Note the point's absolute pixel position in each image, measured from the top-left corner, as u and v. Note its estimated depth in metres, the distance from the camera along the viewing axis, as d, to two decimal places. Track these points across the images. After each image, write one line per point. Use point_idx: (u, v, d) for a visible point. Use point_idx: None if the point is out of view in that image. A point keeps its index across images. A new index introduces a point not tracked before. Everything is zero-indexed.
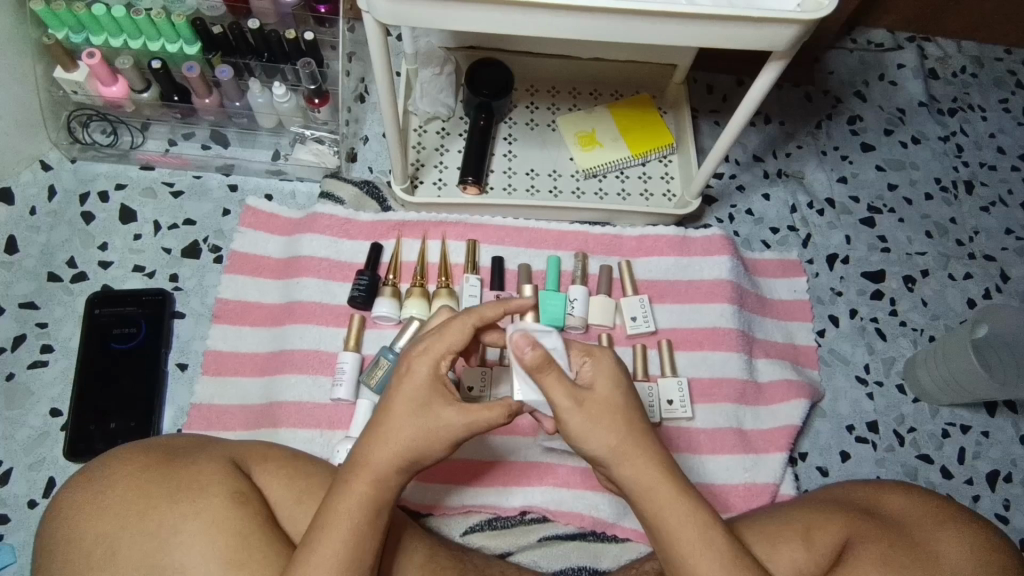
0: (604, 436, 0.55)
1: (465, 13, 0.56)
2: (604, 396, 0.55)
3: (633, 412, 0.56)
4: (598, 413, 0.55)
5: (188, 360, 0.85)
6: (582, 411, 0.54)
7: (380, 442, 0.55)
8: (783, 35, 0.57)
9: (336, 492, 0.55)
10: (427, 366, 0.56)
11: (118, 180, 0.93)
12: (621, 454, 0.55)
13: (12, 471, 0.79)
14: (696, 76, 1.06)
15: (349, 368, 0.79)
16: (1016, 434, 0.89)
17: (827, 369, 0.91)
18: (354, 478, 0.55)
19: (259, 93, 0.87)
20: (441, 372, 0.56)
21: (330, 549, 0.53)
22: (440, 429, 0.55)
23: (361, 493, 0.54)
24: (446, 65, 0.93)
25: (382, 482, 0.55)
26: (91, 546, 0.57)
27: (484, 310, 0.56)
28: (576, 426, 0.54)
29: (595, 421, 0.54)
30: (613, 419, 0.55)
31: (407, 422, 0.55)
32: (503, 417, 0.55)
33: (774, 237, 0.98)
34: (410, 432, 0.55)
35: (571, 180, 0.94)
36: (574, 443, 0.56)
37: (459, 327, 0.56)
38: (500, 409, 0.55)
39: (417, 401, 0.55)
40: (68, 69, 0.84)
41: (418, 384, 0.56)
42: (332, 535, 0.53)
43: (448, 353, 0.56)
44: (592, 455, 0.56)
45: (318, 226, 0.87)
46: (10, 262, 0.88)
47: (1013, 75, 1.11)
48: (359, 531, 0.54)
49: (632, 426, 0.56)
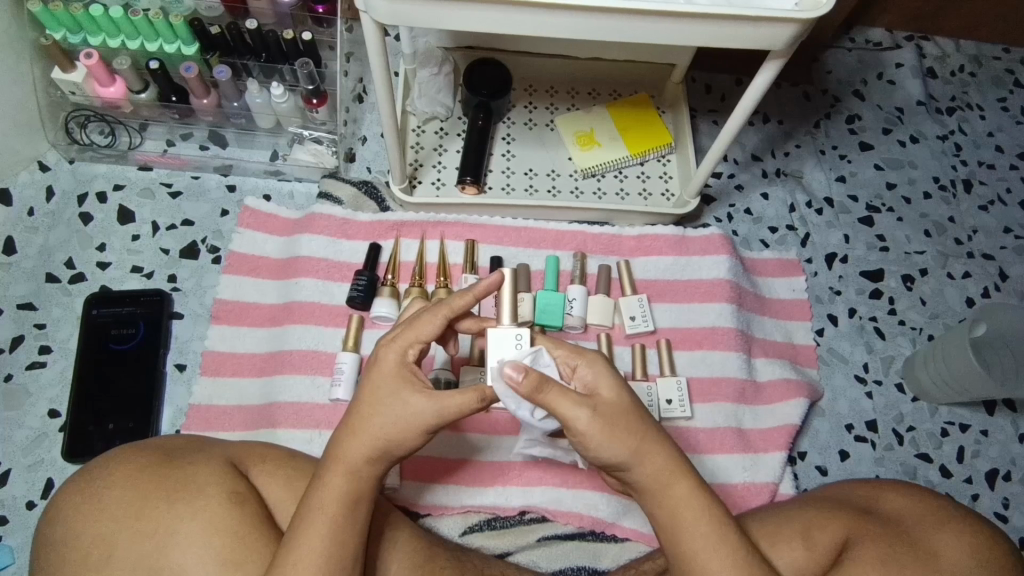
0: (622, 441, 0.53)
1: (461, 13, 0.56)
2: (613, 399, 0.54)
3: (642, 410, 0.55)
4: (613, 418, 0.53)
5: (186, 361, 0.85)
6: (599, 420, 0.52)
7: (352, 434, 0.55)
8: (781, 34, 0.57)
9: (314, 487, 0.55)
10: (395, 354, 0.56)
11: (115, 181, 0.93)
12: (638, 456, 0.54)
13: (10, 472, 0.79)
14: (695, 76, 1.06)
15: (348, 369, 0.78)
16: (1015, 433, 0.89)
17: (826, 369, 0.91)
18: (332, 473, 0.55)
19: (256, 93, 0.87)
20: (410, 361, 0.56)
21: (313, 543, 0.53)
22: (408, 418, 0.54)
23: (339, 487, 0.54)
24: (444, 65, 0.93)
25: (361, 475, 0.55)
26: (87, 547, 0.57)
27: (455, 299, 0.56)
28: (594, 434, 0.52)
29: (610, 426, 0.53)
30: (627, 421, 0.54)
31: (375, 412, 0.55)
32: (473, 403, 0.54)
33: (772, 236, 0.98)
34: (380, 423, 0.55)
35: (569, 180, 0.94)
36: (591, 453, 0.54)
37: (430, 318, 0.56)
38: (472, 395, 0.54)
39: (385, 391, 0.55)
40: (65, 70, 0.84)
41: (386, 375, 0.55)
42: (314, 529, 0.54)
43: (417, 341, 0.56)
44: (608, 461, 0.54)
45: (317, 226, 0.87)
46: (7, 263, 0.88)
47: (1011, 74, 1.11)
48: (340, 526, 0.54)
49: (645, 427, 0.55)
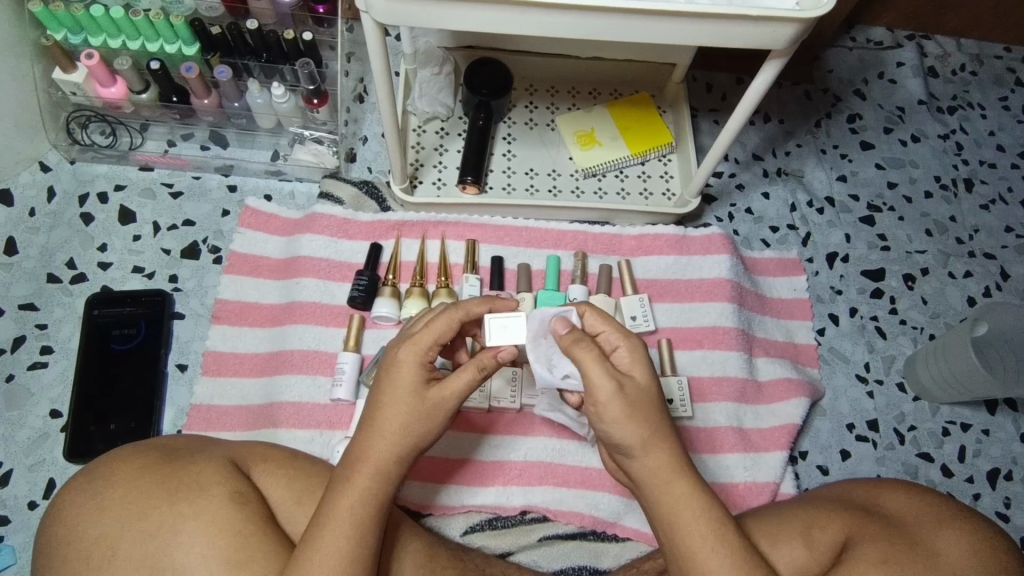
0: (638, 425, 0.55)
1: (460, 12, 0.56)
2: (641, 383, 0.56)
3: (662, 404, 0.57)
4: (635, 400, 0.55)
5: (187, 361, 0.85)
6: (623, 397, 0.54)
7: (372, 434, 0.56)
8: (781, 34, 0.57)
9: (337, 488, 0.55)
10: (413, 356, 0.56)
11: (117, 181, 0.93)
12: (646, 444, 0.55)
13: (12, 472, 0.79)
14: (697, 75, 1.06)
15: (349, 369, 0.79)
16: (1016, 432, 0.89)
17: (827, 368, 0.91)
18: (355, 473, 0.55)
19: (257, 93, 0.87)
20: (428, 361, 0.57)
21: (335, 544, 0.53)
22: (430, 410, 0.56)
23: (364, 486, 0.55)
24: (445, 65, 0.93)
25: (384, 475, 0.56)
26: (90, 547, 0.57)
27: (471, 305, 0.57)
28: (614, 409, 0.54)
29: (631, 409, 0.54)
30: (647, 410, 0.55)
31: (396, 406, 0.56)
32: (473, 376, 0.56)
33: (774, 235, 0.98)
34: (399, 415, 0.56)
35: (570, 180, 0.94)
36: (604, 427, 0.56)
37: (446, 320, 0.56)
38: (470, 367, 0.56)
39: (406, 390, 0.56)
40: (66, 72, 0.84)
41: (405, 374, 0.56)
42: (334, 530, 0.53)
43: (433, 345, 0.57)
44: (617, 440, 0.55)
45: (317, 226, 0.87)
46: (9, 263, 0.88)
47: (1012, 73, 1.11)
48: (363, 525, 0.54)
49: (661, 420, 0.56)
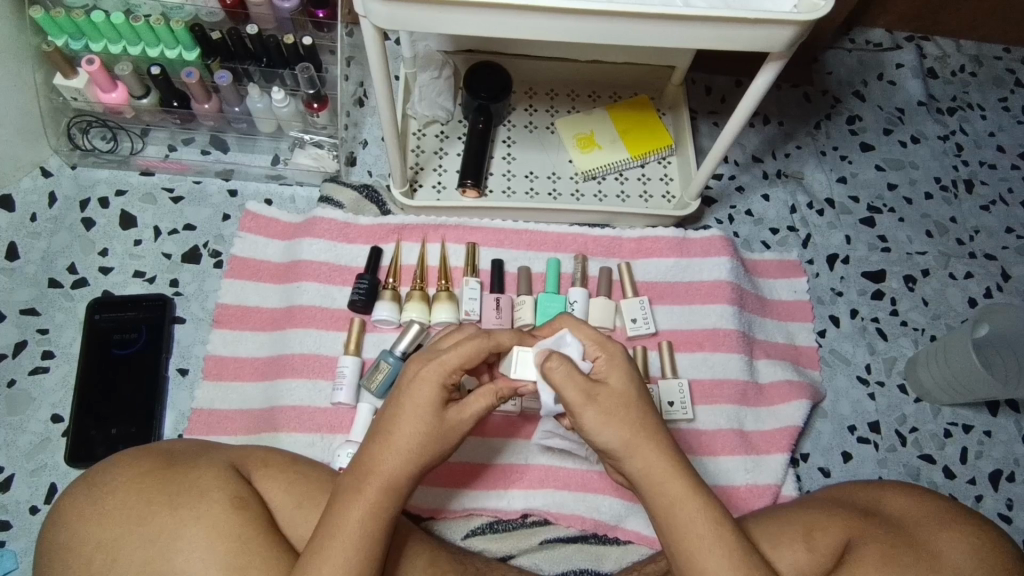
0: (617, 428, 0.55)
1: (458, 17, 0.56)
2: (618, 388, 0.56)
3: (649, 406, 0.57)
4: (611, 407, 0.56)
5: (188, 365, 0.85)
6: (593, 404, 0.55)
7: (384, 448, 0.56)
8: (779, 36, 0.57)
9: (343, 499, 0.55)
10: (438, 376, 0.57)
11: (118, 186, 0.93)
12: (631, 447, 0.56)
13: (13, 477, 0.79)
14: (696, 77, 1.06)
15: (350, 373, 0.80)
16: (1018, 434, 0.89)
17: (828, 370, 0.91)
18: (364, 485, 0.55)
19: (257, 98, 0.88)
20: (450, 382, 0.57)
21: (342, 555, 0.53)
22: (448, 430, 0.57)
23: (374, 499, 0.55)
24: (444, 68, 0.93)
25: (393, 490, 0.56)
26: (90, 552, 0.57)
27: (500, 336, 0.59)
28: (588, 418, 0.55)
29: (608, 415, 0.55)
30: (627, 412, 0.56)
31: (415, 424, 0.56)
32: (491, 400, 0.59)
33: (774, 237, 0.98)
34: (417, 433, 0.56)
35: (569, 183, 0.94)
36: (587, 436, 0.57)
37: (476, 347, 0.57)
38: (488, 393, 0.59)
39: (427, 408, 0.56)
40: (67, 77, 0.85)
41: (427, 392, 0.56)
42: (340, 540, 0.53)
43: (458, 368, 0.57)
44: (602, 446, 0.56)
45: (317, 230, 0.87)
46: (10, 269, 0.88)
47: (1012, 74, 1.11)
48: (372, 536, 0.54)
49: (647, 422, 0.56)
